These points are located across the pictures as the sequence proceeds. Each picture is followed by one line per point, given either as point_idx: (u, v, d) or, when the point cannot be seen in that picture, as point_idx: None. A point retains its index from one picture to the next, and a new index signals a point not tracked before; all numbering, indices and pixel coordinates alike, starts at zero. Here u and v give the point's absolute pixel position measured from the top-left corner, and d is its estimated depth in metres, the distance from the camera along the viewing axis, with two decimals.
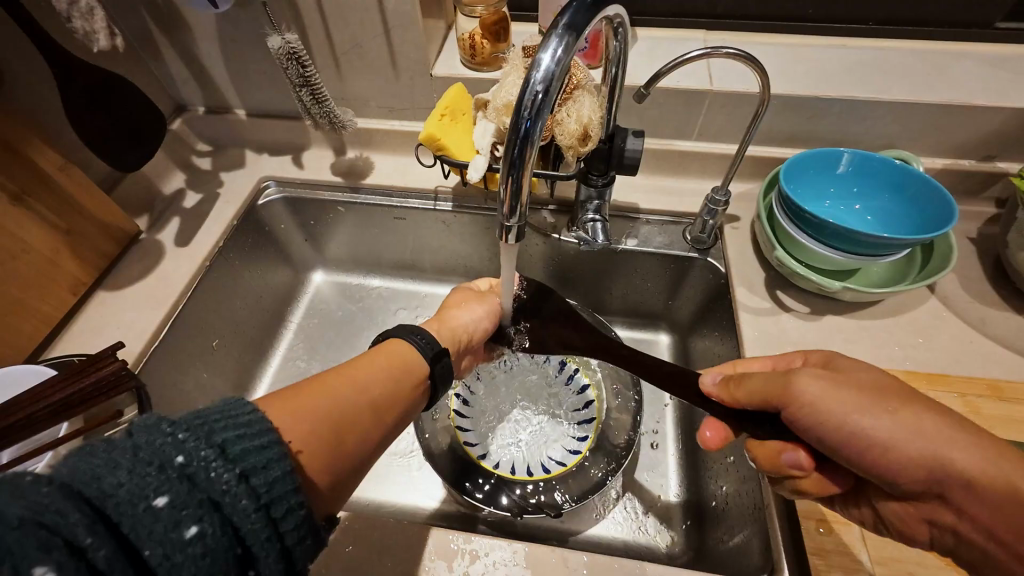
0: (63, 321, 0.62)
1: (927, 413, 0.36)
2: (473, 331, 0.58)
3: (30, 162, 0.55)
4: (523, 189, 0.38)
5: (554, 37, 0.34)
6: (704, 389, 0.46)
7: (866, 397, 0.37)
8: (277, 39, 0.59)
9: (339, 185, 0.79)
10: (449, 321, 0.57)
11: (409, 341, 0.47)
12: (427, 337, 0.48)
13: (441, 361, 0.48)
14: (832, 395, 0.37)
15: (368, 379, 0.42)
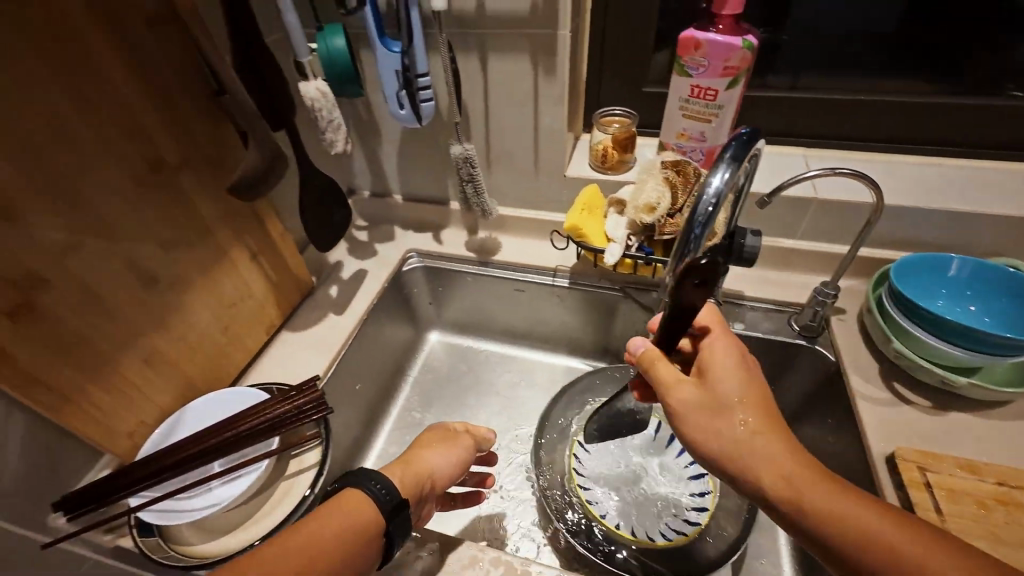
0: (256, 355, 0.75)
1: (779, 477, 0.41)
2: (436, 475, 0.59)
3: (266, 229, 0.71)
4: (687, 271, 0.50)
5: (722, 165, 0.44)
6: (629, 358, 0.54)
7: (722, 434, 0.44)
8: (459, 147, 0.74)
9: (471, 259, 0.92)
10: (417, 463, 0.58)
11: (367, 492, 0.48)
12: (383, 483, 0.49)
13: (399, 513, 0.49)
14: (695, 414, 0.46)
15: (331, 541, 0.44)
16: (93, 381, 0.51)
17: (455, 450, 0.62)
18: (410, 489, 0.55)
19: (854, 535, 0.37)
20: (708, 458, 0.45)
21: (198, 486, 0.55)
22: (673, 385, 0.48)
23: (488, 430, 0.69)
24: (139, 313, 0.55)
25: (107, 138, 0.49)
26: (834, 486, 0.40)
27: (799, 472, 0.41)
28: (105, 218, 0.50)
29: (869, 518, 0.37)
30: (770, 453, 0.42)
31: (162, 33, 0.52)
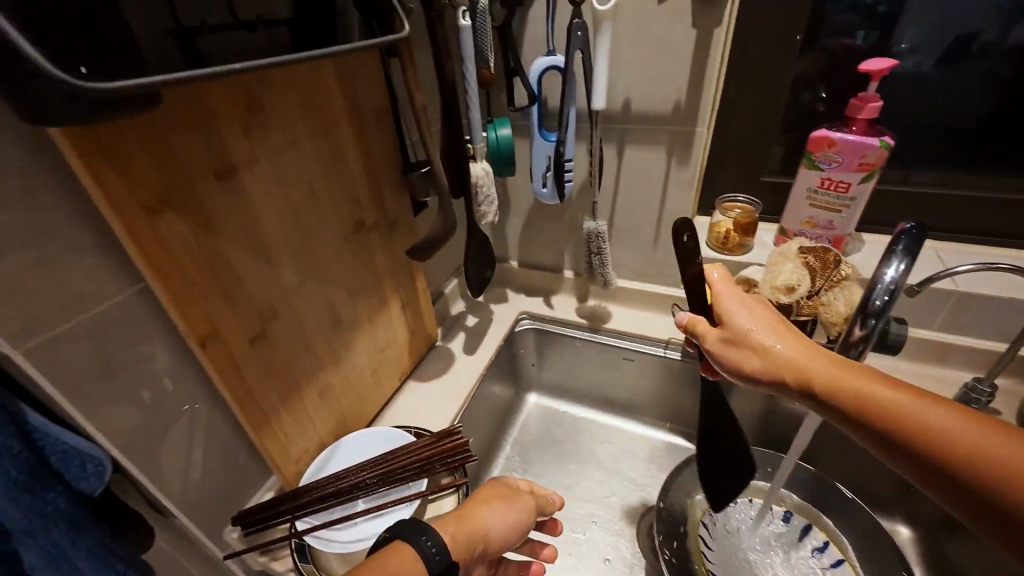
0: (389, 399, 0.81)
1: (819, 394, 0.41)
2: (493, 535, 0.55)
3: (417, 283, 0.80)
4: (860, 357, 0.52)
5: (895, 257, 0.47)
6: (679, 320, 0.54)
7: (761, 360, 0.44)
8: (591, 223, 0.82)
9: (583, 325, 0.96)
10: (472, 522, 0.54)
11: (419, 549, 0.46)
12: (435, 540, 0.46)
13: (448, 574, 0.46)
14: (733, 356, 0.46)
15: None
16: (286, 406, 0.58)
17: (515, 505, 0.58)
18: (462, 551, 0.51)
19: (904, 430, 0.37)
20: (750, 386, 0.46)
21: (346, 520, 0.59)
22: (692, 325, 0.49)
23: (554, 493, 0.64)
24: (325, 348, 0.62)
25: (337, 206, 0.60)
26: (876, 381, 0.39)
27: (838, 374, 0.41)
28: (321, 265, 0.59)
29: (919, 409, 0.37)
30: (800, 361, 0.43)
31: (384, 123, 0.64)
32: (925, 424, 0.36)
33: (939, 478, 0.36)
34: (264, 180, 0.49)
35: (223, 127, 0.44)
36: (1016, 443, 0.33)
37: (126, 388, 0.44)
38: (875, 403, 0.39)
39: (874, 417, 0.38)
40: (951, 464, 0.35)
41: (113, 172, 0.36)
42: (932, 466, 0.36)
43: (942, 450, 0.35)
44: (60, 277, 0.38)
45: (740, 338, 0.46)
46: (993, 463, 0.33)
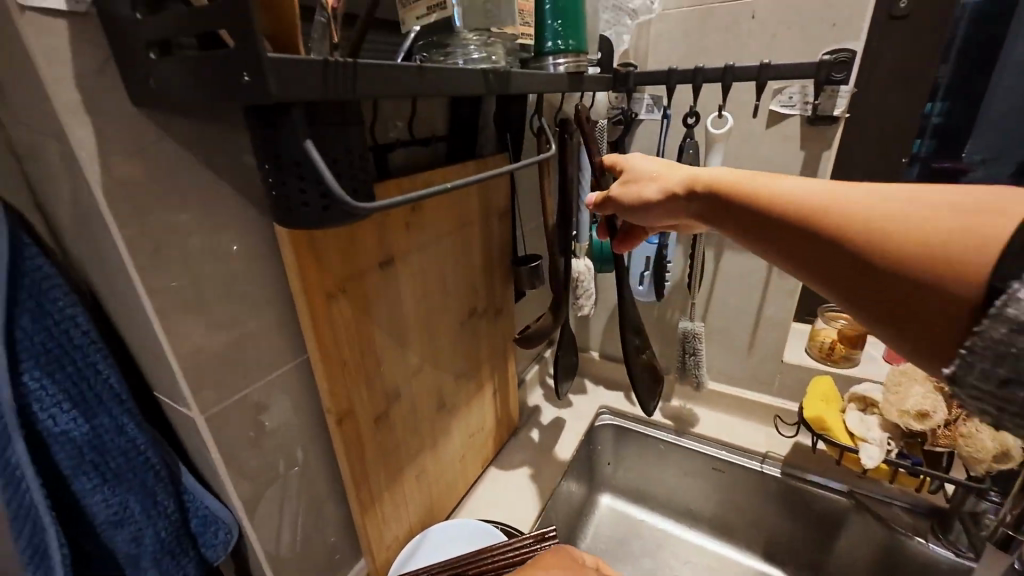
0: (469, 489, 0.78)
1: (701, 199, 0.44)
2: None
3: (509, 371, 0.81)
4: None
5: None
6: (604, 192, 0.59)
7: (652, 182, 0.49)
8: (687, 323, 0.83)
9: (668, 425, 0.91)
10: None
11: None
12: None
13: None
14: (633, 187, 0.50)
15: None
16: (390, 488, 0.58)
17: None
18: None
19: (751, 208, 0.39)
20: (645, 209, 0.49)
21: None
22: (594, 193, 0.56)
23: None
24: (429, 430, 0.63)
25: (460, 294, 0.64)
26: (734, 173, 0.41)
27: (701, 179, 0.44)
28: (438, 349, 0.62)
29: (772, 183, 0.38)
30: (676, 180, 0.46)
31: (505, 221, 0.70)
32: (764, 194, 0.38)
33: (804, 244, 0.35)
34: (413, 271, 0.55)
35: (394, 224, 0.50)
36: (880, 195, 0.32)
37: (268, 459, 0.46)
38: (738, 193, 0.40)
39: (729, 207, 0.41)
40: (809, 227, 0.34)
41: (313, 261, 0.42)
42: (774, 231, 0.37)
43: (777, 213, 0.36)
44: (247, 351, 0.42)
45: (637, 176, 0.50)
46: (817, 204, 0.34)
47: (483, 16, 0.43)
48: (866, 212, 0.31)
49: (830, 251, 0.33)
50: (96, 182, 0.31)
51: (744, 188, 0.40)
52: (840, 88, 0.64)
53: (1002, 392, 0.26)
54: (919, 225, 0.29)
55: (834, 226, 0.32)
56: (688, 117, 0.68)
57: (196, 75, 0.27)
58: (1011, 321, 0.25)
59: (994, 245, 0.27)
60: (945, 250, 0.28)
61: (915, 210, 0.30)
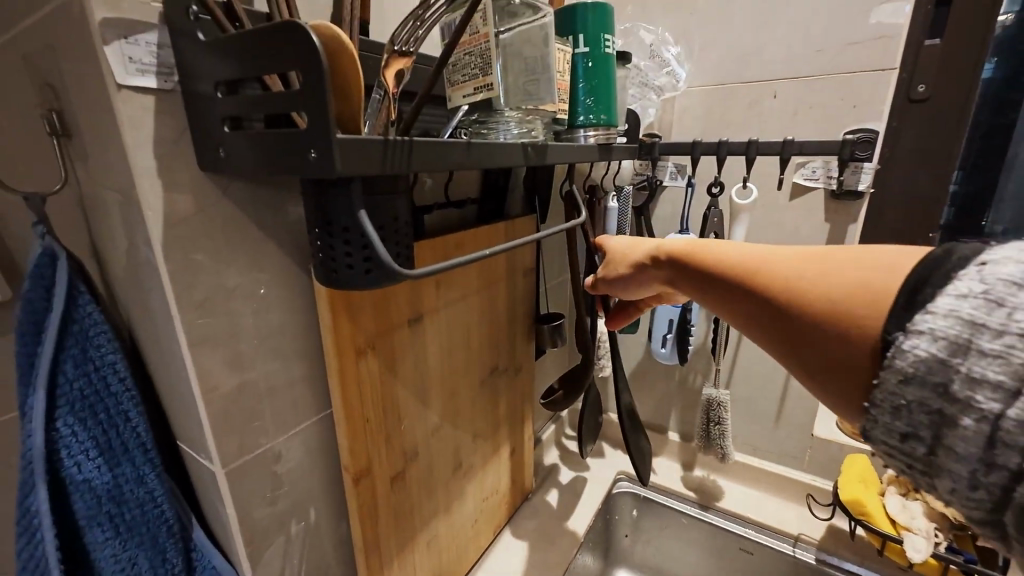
0: (482, 556, 0.74)
1: (662, 263, 0.43)
2: None
3: (525, 430, 0.79)
4: None
5: None
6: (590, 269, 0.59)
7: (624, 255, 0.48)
8: (711, 390, 0.80)
9: (691, 498, 0.86)
10: None
11: None
12: None
13: None
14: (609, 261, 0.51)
15: None
16: (400, 556, 0.55)
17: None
18: None
19: (704, 270, 0.38)
20: (619, 283, 0.48)
21: None
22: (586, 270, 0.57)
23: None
24: (444, 491, 0.61)
25: (480, 351, 0.64)
26: (685, 239, 0.41)
27: (658, 249, 0.44)
28: (458, 407, 0.61)
29: (723, 247, 0.37)
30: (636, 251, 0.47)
31: (530, 279, 0.71)
32: (705, 261, 0.38)
33: (748, 305, 0.33)
34: (440, 328, 0.55)
35: (428, 283, 0.52)
36: (812, 256, 0.31)
37: (282, 517, 0.45)
38: (693, 256, 0.39)
39: (678, 274, 0.41)
40: (750, 288, 0.33)
41: (347, 318, 0.43)
42: (716, 297, 0.37)
43: (717, 278, 0.36)
44: (275, 403, 0.42)
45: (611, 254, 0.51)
46: (750, 267, 0.33)
47: (523, 94, 0.45)
48: (783, 276, 0.31)
49: (759, 312, 0.32)
50: (158, 236, 0.33)
51: (692, 254, 0.40)
52: (864, 164, 0.65)
53: (906, 447, 0.25)
54: (829, 279, 0.29)
55: (758, 289, 0.32)
56: (713, 186, 0.70)
57: (259, 148, 0.30)
58: (899, 371, 0.24)
59: (889, 298, 0.26)
60: (847, 306, 0.27)
61: (822, 266, 0.30)
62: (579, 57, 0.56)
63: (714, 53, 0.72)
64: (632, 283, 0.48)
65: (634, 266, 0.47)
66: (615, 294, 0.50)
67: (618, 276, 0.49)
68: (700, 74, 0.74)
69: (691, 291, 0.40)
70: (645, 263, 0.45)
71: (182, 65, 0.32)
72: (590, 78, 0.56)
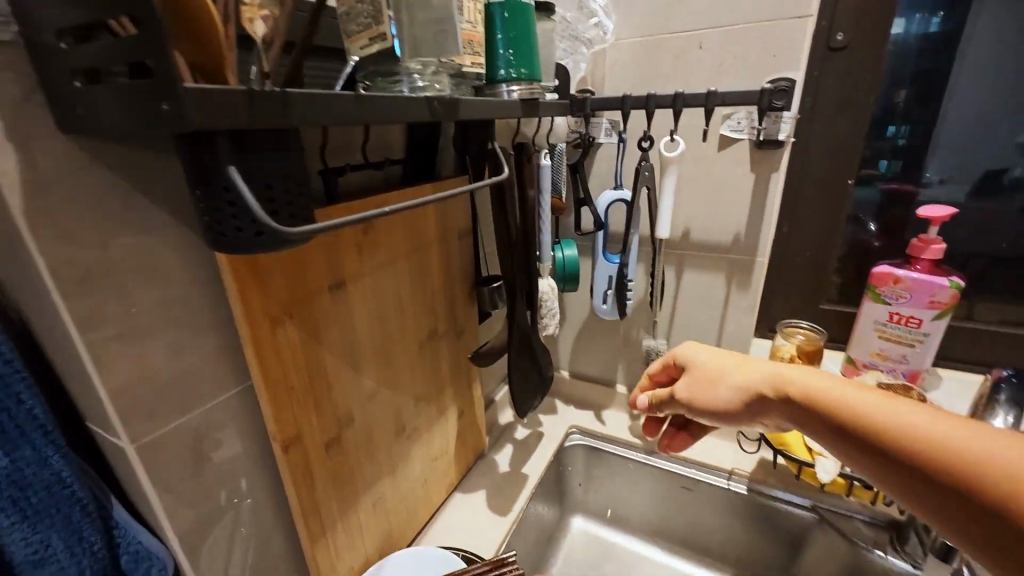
0: (434, 513, 0.76)
1: (775, 395, 0.46)
2: None
3: (473, 391, 0.81)
4: None
5: (1003, 408, 0.46)
6: (663, 377, 0.61)
7: (720, 381, 0.51)
8: (652, 341, 0.83)
9: (637, 445, 0.91)
10: None
11: None
12: None
13: None
14: (702, 383, 0.52)
15: None
16: (343, 518, 0.56)
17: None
18: None
19: (837, 416, 0.41)
20: (721, 411, 0.51)
21: None
22: (655, 370, 0.60)
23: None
24: (386, 455, 0.62)
25: (417, 316, 0.64)
26: (800, 375, 0.45)
27: (772, 381, 0.46)
28: (396, 372, 0.62)
29: (855, 397, 0.40)
30: (736, 377, 0.50)
31: (466, 241, 0.72)
32: (836, 407, 0.41)
33: (905, 468, 0.36)
34: (367, 294, 0.55)
35: (348, 248, 0.51)
36: (971, 428, 0.34)
37: (209, 491, 0.45)
38: (817, 399, 0.43)
39: (803, 413, 0.44)
40: (908, 451, 0.36)
41: (257, 286, 0.42)
42: (857, 448, 0.40)
43: (856, 429, 0.39)
44: (185, 374, 0.41)
45: (701, 377, 0.53)
46: (901, 430, 0.37)
47: (432, 47, 0.44)
48: (956, 449, 0.34)
49: (923, 480, 0.35)
50: (16, 205, 0.30)
51: (815, 397, 0.43)
52: (782, 114, 0.68)
53: None
54: (1011, 465, 0.31)
55: (923, 457, 0.35)
56: (643, 141, 0.71)
57: (114, 102, 0.28)
58: None
59: None
60: None
61: (997, 447, 0.32)
62: (494, 9, 0.54)
63: (642, 3, 0.71)
64: (724, 407, 0.50)
65: (734, 393, 0.49)
66: (711, 420, 0.52)
67: (710, 399, 0.51)
68: (628, 26, 0.73)
69: (816, 433, 0.43)
70: (755, 393, 0.48)
71: (17, 13, 0.28)
72: (507, 30, 0.54)
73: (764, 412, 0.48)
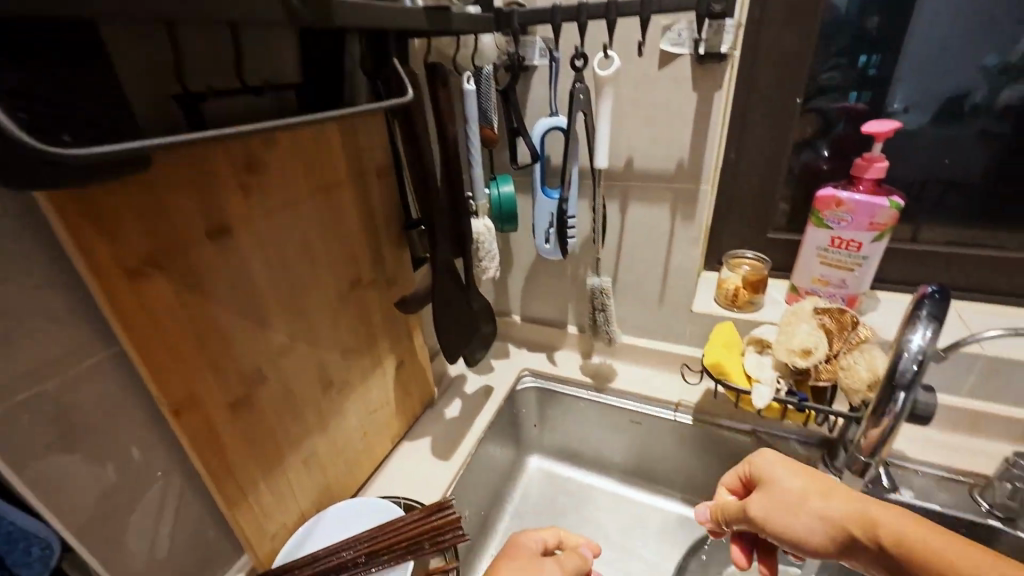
0: (379, 463, 0.75)
1: (868, 537, 0.43)
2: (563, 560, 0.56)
3: (414, 340, 0.77)
4: (895, 428, 0.48)
5: (920, 323, 0.46)
6: (727, 486, 0.56)
7: (804, 509, 0.47)
8: (597, 279, 0.80)
9: (587, 383, 0.91)
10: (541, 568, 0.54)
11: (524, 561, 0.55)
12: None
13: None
14: (784, 505, 0.48)
15: None
16: (266, 477, 0.54)
17: (539, 572, 0.53)
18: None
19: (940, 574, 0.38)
20: (801, 543, 0.47)
21: None
22: (729, 479, 0.56)
23: (587, 543, 0.60)
24: (314, 411, 0.59)
25: (332, 264, 0.59)
26: (896, 518, 0.42)
27: (864, 519, 0.43)
28: (313, 326, 0.57)
29: (960, 555, 0.38)
30: (823, 505, 0.46)
31: (386, 180, 0.65)
32: (940, 563, 0.38)
33: None
34: (258, 240, 0.49)
35: (224, 186, 0.45)
36: None
37: (93, 465, 0.41)
38: (918, 549, 0.40)
39: (899, 562, 0.41)
40: None
41: (103, 235, 0.36)
42: None
43: None
44: (33, 345, 0.36)
45: (779, 497, 0.49)
46: None
47: None
48: None
49: None
50: None
51: (913, 547, 0.40)
52: (724, 22, 0.62)
53: None
54: None
55: None
56: (576, 59, 0.64)
57: None
58: None
59: None
60: None
61: None
62: None
63: None
64: (806, 538, 0.46)
65: (819, 525, 0.46)
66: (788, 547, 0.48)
67: (789, 527, 0.47)
68: None
69: None
70: (845, 530, 0.44)
71: None
72: None
73: (848, 552, 0.44)
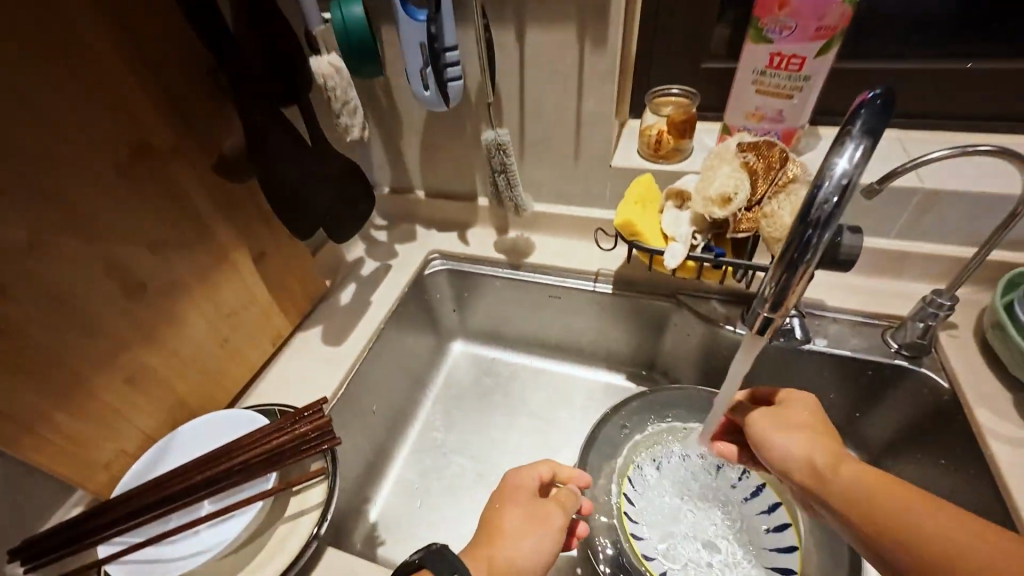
0: (261, 369, 0.67)
1: (838, 460, 0.43)
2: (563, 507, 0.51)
3: (277, 226, 0.63)
4: (800, 285, 0.40)
5: (850, 143, 0.35)
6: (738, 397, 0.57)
7: (811, 430, 0.47)
8: (493, 133, 0.65)
9: (501, 261, 0.81)
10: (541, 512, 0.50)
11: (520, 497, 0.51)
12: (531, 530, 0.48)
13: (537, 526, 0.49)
14: (780, 419, 0.49)
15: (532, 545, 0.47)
16: (66, 404, 0.44)
17: (543, 520, 0.49)
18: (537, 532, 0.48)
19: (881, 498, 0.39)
20: (766, 449, 0.49)
21: (184, 513, 0.50)
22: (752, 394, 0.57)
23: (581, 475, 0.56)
24: (124, 323, 0.47)
25: (86, 125, 0.42)
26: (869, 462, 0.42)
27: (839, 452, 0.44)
28: (79, 214, 0.43)
29: (917, 497, 0.37)
30: (811, 428, 0.47)
31: None
32: (889, 494, 0.39)
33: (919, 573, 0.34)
34: None
35: None
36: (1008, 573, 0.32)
37: None
38: (874, 480, 0.40)
39: (843, 481, 0.42)
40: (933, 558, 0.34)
41: None
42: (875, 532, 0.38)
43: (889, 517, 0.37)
44: None
45: (789, 416, 0.49)
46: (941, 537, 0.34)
47: None
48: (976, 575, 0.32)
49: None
50: None
51: (873, 477, 0.40)
52: None
53: None
54: None
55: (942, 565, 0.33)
56: None
57: None
58: None
59: None
60: None
61: None
62: None
63: None
64: (769, 442, 0.48)
65: (790, 434, 0.47)
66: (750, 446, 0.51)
67: (764, 432, 0.49)
68: None
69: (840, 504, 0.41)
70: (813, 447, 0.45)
71: None
72: None
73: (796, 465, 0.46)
